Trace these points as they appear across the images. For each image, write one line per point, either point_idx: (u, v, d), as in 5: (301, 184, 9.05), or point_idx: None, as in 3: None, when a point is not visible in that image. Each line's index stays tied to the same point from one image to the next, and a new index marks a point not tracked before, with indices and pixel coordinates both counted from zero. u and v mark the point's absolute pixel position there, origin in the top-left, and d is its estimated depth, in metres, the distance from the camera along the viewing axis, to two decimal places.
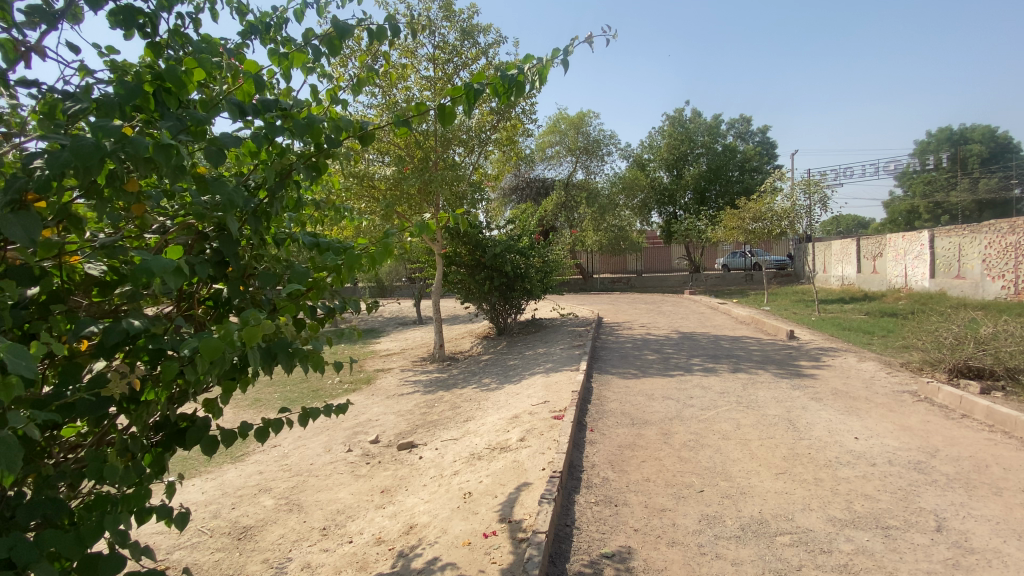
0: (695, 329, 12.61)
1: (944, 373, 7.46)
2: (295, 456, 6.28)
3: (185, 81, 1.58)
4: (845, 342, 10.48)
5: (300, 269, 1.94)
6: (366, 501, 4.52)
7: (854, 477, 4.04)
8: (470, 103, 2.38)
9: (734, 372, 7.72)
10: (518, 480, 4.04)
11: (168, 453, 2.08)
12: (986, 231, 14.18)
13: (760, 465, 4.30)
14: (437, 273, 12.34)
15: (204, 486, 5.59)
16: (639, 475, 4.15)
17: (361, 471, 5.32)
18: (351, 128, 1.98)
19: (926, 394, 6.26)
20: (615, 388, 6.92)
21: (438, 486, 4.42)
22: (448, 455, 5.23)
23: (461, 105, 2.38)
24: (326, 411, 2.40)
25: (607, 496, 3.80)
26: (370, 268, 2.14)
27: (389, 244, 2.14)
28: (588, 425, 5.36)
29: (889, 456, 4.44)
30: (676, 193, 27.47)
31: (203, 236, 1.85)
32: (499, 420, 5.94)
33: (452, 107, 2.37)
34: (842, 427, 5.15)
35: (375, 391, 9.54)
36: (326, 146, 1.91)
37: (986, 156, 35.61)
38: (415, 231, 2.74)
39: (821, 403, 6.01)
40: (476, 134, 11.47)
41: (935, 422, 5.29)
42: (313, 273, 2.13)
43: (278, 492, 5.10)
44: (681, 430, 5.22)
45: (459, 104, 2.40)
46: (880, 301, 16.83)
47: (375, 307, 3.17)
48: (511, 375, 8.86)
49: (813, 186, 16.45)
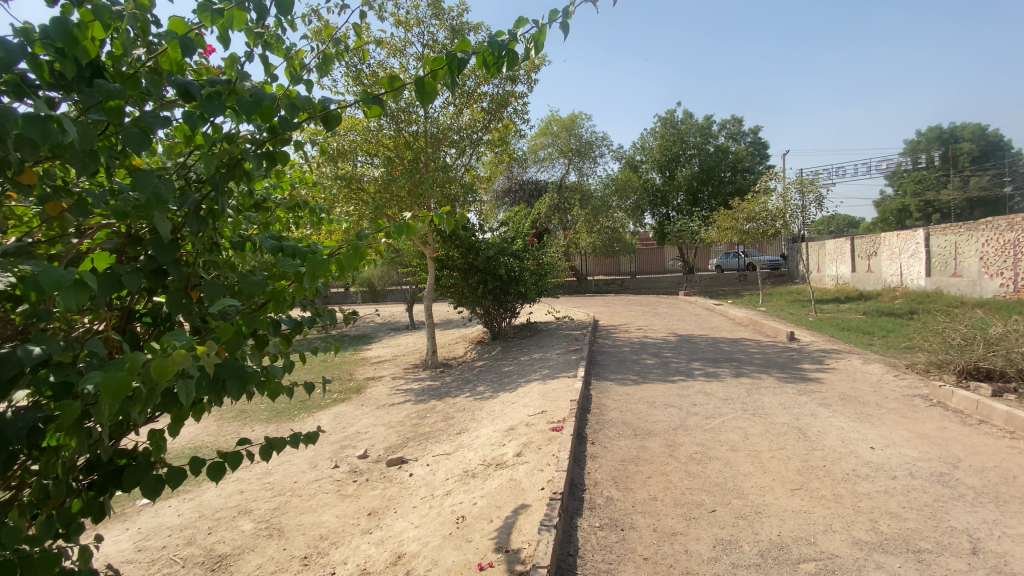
0: (692, 332, 12.35)
1: (952, 375, 7.25)
2: (278, 472, 5.93)
3: (81, 39, 1.27)
4: (846, 343, 10.26)
5: (253, 280, 1.64)
6: (352, 525, 4.19)
7: (876, 493, 3.79)
8: (454, 76, 2.13)
9: (737, 377, 7.46)
10: (515, 501, 3.74)
11: (104, 497, 1.77)
12: (982, 229, 14.06)
13: (775, 480, 4.01)
14: (429, 277, 12.01)
15: (180, 508, 5.22)
16: (646, 493, 3.86)
17: (347, 490, 4.99)
18: (311, 108, 1.66)
19: (939, 398, 6.02)
20: (614, 396, 6.62)
21: (429, 509, 4.09)
22: (440, 472, 4.90)
23: (443, 79, 2.14)
24: (293, 440, 2.08)
25: (612, 518, 3.51)
26: (338, 275, 1.83)
27: (361, 246, 1.84)
28: (588, 437, 5.06)
29: (910, 468, 4.19)
30: (669, 194, 27.32)
31: (136, 240, 1.56)
32: (494, 432, 5.62)
33: (432, 83, 2.15)
34: (856, 436, 4.89)
35: (366, 401, 9.20)
36: (280, 130, 1.60)
37: (975, 154, 35.73)
38: (393, 231, 2.47)
39: (831, 409, 5.75)
40: (467, 135, 11.15)
41: (952, 429, 5.04)
42: (274, 282, 1.82)
43: (258, 515, 4.75)
44: (687, 441, 4.93)
45: (441, 78, 2.16)
46: (877, 300, 16.68)
47: (353, 318, 2.87)
48: (506, 382, 8.54)
49: (807, 185, 16.29)
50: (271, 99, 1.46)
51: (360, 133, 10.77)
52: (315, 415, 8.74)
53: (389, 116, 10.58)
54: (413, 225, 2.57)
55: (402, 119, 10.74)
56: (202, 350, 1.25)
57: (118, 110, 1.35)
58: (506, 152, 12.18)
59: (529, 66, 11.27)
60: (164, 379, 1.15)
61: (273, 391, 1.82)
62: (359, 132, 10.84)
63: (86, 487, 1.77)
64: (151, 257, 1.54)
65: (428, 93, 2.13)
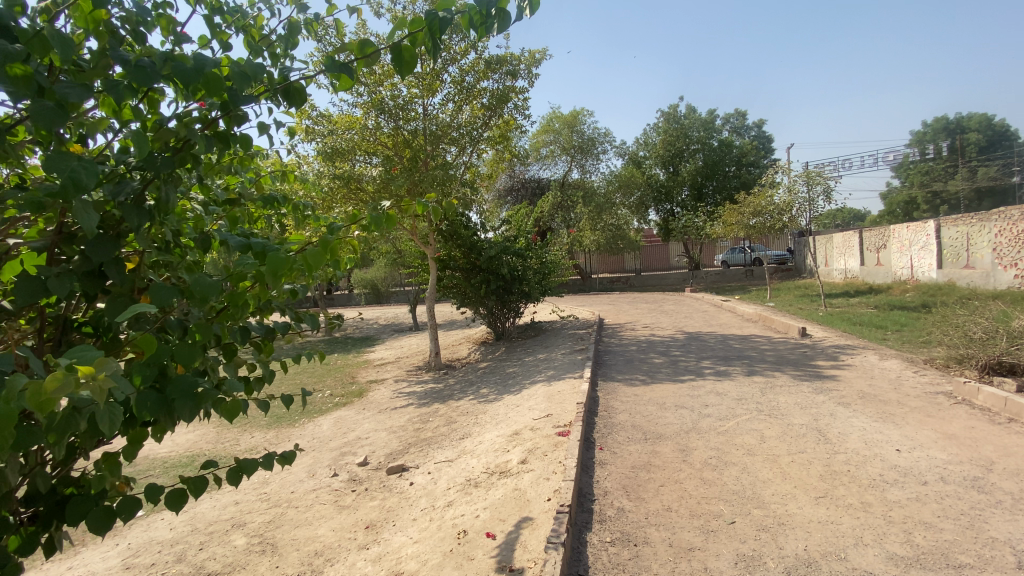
0: (701, 329, 12.08)
1: (973, 370, 6.97)
2: (275, 482, 5.72)
3: None
4: (860, 339, 9.97)
5: (208, 281, 1.42)
6: (348, 539, 3.97)
7: (907, 501, 3.54)
8: (435, 41, 1.87)
9: (750, 376, 7.20)
10: (519, 514, 3.51)
11: (49, 531, 1.57)
12: (995, 219, 13.72)
13: (798, 487, 3.76)
14: (431, 277, 11.80)
15: (173, 521, 5.01)
16: (660, 503, 3.62)
17: (345, 501, 4.77)
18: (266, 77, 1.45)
19: (963, 395, 5.75)
20: (623, 398, 6.37)
21: (429, 522, 3.86)
22: (442, 481, 4.67)
23: (423, 45, 1.90)
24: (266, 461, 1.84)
25: (624, 532, 3.28)
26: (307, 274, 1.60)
27: (331, 239, 1.60)
28: (596, 442, 4.82)
29: (940, 472, 3.94)
30: (673, 190, 26.99)
31: (70, 236, 1.34)
32: (497, 437, 5.39)
33: (411, 49, 1.91)
34: (880, 438, 4.63)
35: (368, 405, 9.00)
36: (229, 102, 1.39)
37: (982, 145, 35.26)
38: (371, 225, 2.50)
39: (851, 409, 5.48)
40: (466, 132, 10.91)
41: (981, 428, 4.78)
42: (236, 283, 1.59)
43: (251, 530, 4.54)
44: (701, 445, 4.68)
45: (421, 44, 1.92)
46: (887, 293, 16.34)
47: (340, 322, 2.64)
48: (510, 384, 8.33)
49: (815, 177, 15.94)
50: (212, 65, 1.28)
51: (358, 132, 10.56)
52: (316, 420, 8.55)
53: (387, 113, 10.42)
54: (393, 215, 2.77)
55: (401, 117, 10.57)
56: (99, 375, 1.07)
57: (26, 78, 1.22)
58: (507, 149, 11.97)
59: (529, 60, 11.06)
60: (43, 410, 1.00)
61: (233, 409, 1.59)
62: (356, 131, 10.63)
63: (28, 520, 1.58)
64: (85, 255, 1.32)
65: (406, 62, 1.90)
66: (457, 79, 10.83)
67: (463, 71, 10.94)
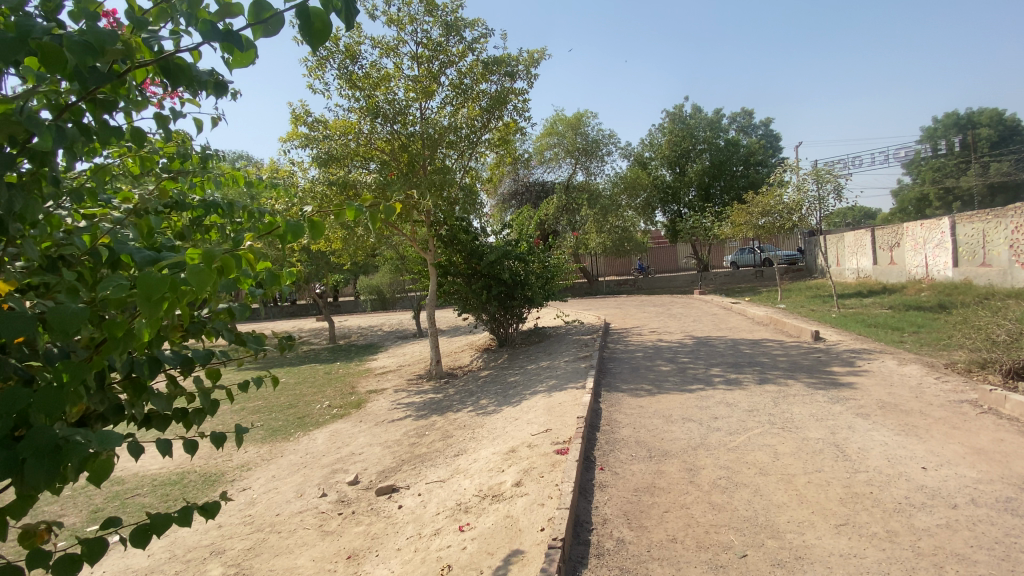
0: (710, 333, 11.71)
1: (998, 375, 6.54)
2: (262, 503, 5.47)
3: None
4: (876, 342, 9.54)
5: (67, 310, 1.20)
6: (328, 571, 3.70)
7: (936, 528, 3.20)
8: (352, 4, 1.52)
9: (762, 384, 6.83)
10: (508, 547, 3.22)
11: None
12: (1012, 215, 13.23)
13: (817, 513, 3.42)
14: (431, 284, 11.51)
15: (152, 547, 4.76)
16: (663, 533, 3.31)
17: (330, 527, 4.50)
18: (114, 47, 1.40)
19: (990, 403, 5.34)
20: (627, 410, 6.04)
21: (413, 553, 3.57)
22: (431, 504, 4.38)
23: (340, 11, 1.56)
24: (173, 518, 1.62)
25: (623, 568, 2.98)
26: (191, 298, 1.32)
27: (213, 253, 1.28)
28: (596, 461, 4.50)
29: (971, 493, 3.59)
30: (679, 190, 26.63)
31: None
32: (493, 455, 5.09)
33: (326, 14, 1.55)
34: (904, 454, 4.28)
35: (365, 417, 8.73)
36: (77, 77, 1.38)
37: (994, 139, 34.59)
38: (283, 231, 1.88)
39: (871, 421, 5.11)
40: (465, 136, 10.68)
41: (1012, 441, 4.41)
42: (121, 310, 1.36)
43: (229, 558, 4.28)
44: (709, 464, 4.35)
45: (336, 9, 1.58)
46: (901, 293, 15.87)
47: (293, 344, 2.44)
48: (511, 395, 8.03)
49: (825, 174, 15.50)
50: (39, 34, 1.27)
51: (354, 137, 10.34)
52: (311, 434, 8.31)
53: (384, 117, 10.24)
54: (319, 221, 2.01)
55: (399, 121, 10.37)
56: None
57: None
58: (508, 152, 11.72)
59: (528, 60, 10.80)
60: None
61: (99, 471, 1.38)
62: (353, 137, 10.43)
63: None
64: None
65: (320, 34, 1.51)
66: (455, 82, 10.58)
67: (461, 74, 10.71)
